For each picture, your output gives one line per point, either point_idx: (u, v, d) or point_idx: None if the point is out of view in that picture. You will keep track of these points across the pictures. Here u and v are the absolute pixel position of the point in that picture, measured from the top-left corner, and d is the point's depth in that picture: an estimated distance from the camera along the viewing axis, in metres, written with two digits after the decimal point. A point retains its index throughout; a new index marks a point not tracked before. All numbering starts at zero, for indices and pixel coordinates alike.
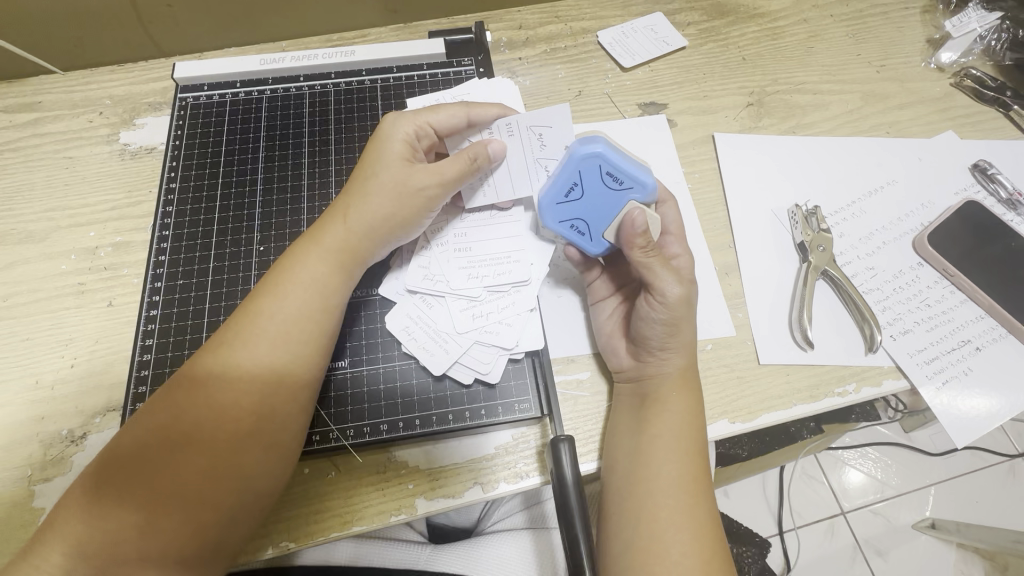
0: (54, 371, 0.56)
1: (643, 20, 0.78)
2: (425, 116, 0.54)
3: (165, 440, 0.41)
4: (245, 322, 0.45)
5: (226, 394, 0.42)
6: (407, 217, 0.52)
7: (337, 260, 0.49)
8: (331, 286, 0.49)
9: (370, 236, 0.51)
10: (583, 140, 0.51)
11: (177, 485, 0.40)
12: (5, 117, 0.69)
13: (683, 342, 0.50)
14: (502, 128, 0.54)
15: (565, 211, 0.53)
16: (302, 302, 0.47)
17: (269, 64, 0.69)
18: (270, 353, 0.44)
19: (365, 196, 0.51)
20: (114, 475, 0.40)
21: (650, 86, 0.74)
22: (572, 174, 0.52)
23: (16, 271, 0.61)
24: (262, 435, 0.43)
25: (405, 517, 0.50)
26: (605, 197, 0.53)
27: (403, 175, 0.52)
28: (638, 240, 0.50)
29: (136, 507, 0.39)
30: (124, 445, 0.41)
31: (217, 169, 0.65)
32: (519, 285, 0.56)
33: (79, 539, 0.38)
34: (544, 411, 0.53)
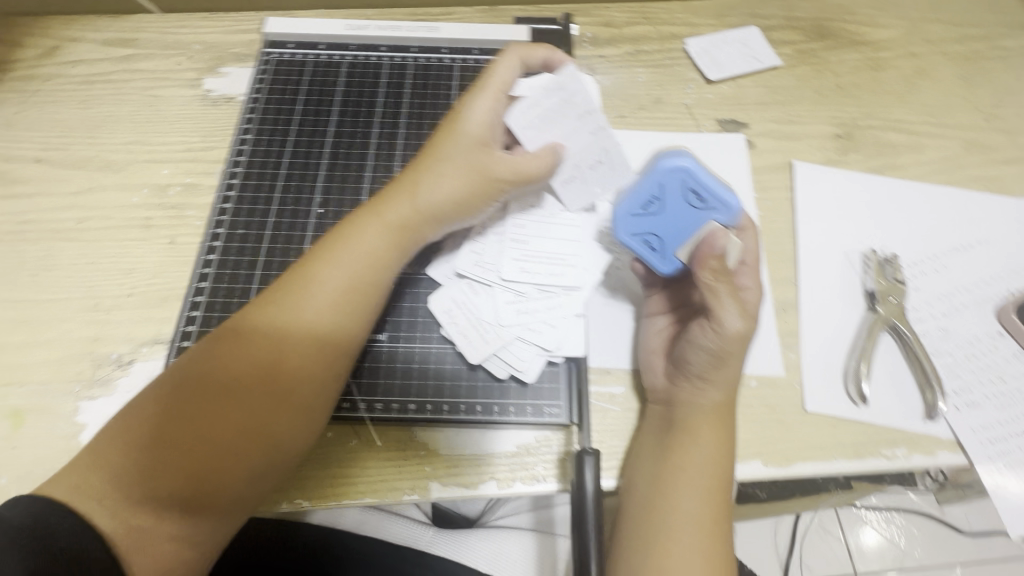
0: (113, 296, 0.59)
1: (737, 33, 0.76)
2: (500, 88, 0.49)
3: (205, 390, 0.41)
4: (297, 284, 0.45)
5: (271, 352, 0.42)
6: (476, 201, 0.48)
7: (394, 235, 0.47)
8: (384, 260, 0.47)
9: (434, 215, 0.48)
10: (670, 154, 0.51)
11: (208, 431, 0.40)
12: (105, 50, 0.74)
13: (727, 378, 0.47)
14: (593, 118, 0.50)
15: (640, 224, 0.51)
16: (354, 272, 0.45)
17: (354, 31, 0.67)
18: (317, 317, 0.44)
19: (434, 173, 0.48)
20: (154, 414, 0.41)
21: (732, 102, 0.72)
22: (654, 185, 0.51)
23: (93, 196, 0.64)
24: (296, 401, 0.42)
25: (417, 498, 0.50)
26: (686, 215, 0.51)
27: (477, 158, 0.48)
28: (712, 261, 0.47)
29: (167, 448, 0.40)
30: (169, 386, 0.42)
31: (289, 130, 0.64)
32: (569, 290, 0.54)
33: (111, 469, 0.39)
34: (573, 420, 0.52)
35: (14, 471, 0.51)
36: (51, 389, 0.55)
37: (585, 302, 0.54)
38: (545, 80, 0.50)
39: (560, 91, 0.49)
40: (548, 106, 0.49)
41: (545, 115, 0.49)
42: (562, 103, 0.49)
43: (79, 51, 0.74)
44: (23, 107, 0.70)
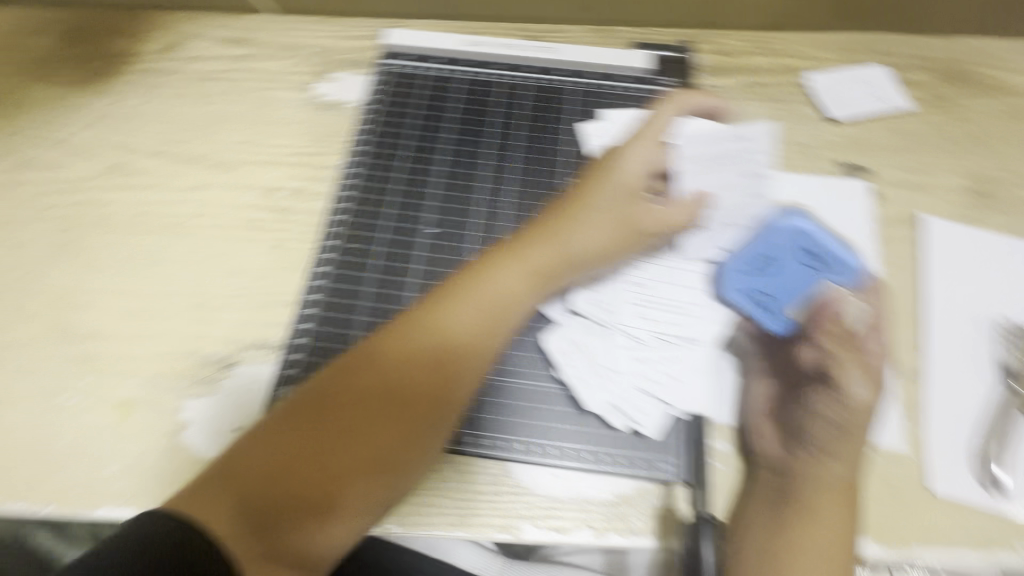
0: (221, 296, 0.60)
1: (864, 71, 0.72)
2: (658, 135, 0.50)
3: (347, 423, 0.41)
4: (442, 322, 0.43)
5: (414, 389, 0.42)
6: (619, 250, 0.49)
7: (539, 278, 0.47)
8: (526, 303, 0.46)
9: (580, 262, 0.48)
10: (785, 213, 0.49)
11: (340, 454, 0.40)
12: (223, 48, 0.76)
13: (851, 453, 0.43)
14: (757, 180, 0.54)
15: (749, 282, 0.50)
16: (499, 314, 0.45)
17: (470, 47, 0.68)
18: (455, 349, 0.43)
19: (584, 219, 0.48)
20: (292, 442, 0.40)
21: (857, 145, 0.68)
22: (764, 245, 0.50)
23: (206, 194, 0.66)
24: (432, 438, 0.43)
25: (508, 536, 0.48)
26: (801, 275, 0.49)
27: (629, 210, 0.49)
28: (829, 325, 0.45)
29: (308, 478, 0.39)
30: (306, 414, 0.41)
31: (404, 141, 0.65)
32: (691, 341, 0.50)
33: (250, 496, 0.39)
34: (689, 478, 0.48)
35: (122, 462, 0.53)
36: (159, 383, 0.56)
37: (710, 356, 0.50)
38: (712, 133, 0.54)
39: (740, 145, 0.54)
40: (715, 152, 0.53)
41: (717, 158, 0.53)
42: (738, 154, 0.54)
43: (197, 48, 0.76)
44: (143, 100, 0.72)
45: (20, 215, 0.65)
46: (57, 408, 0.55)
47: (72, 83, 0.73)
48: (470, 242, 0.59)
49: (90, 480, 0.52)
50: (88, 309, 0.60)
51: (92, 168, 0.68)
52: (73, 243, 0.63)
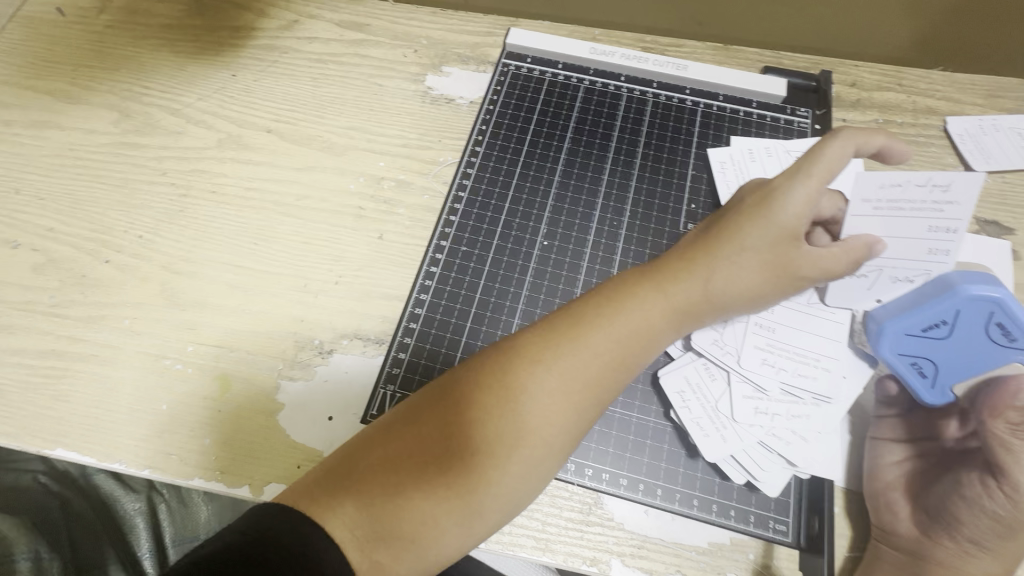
0: (321, 281, 0.60)
1: (1011, 119, 0.66)
2: (830, 173, 0.41)
3: (465, 440, 0.39)
4: (570, 347, 0.41)
5: (535, 416, 0.39)
6: (766, 295, 0.44)
7: (673, 315, 0.43)
8: (657, 338, 0.43)
9: (720, 303, 0.43)
10: (980, 279, 0.41)
11: (458, 467, 0.38)
12: (338, 31, 0.76)
13: (1009, 549, 0.39)
14: (944, 239, 0.43)
15: (913, 345, 0.44)
16: (629, 346, 0.42)
17: (598, 55, 0.66)
18: (584, 374, 0.40)
19: (731, 258, 0.42)
20: (407, 454, 0.38)
21: (998, 199, 0.62)
22: (946, 310, 0.42)
23: (314, 176, 0.66)
24: (545, 467, 0.40)
25: (595, 571, 0.45)
26: (978, 348, 0.43)
27: (784, 254, 0.42)
28: (1011, 414, 0.39)
29: (421, 496, 0.37)
30: (422, 426, 0.39)
31: (521, 146, 0.64)
32: (821, 399, 0.47)
33: (362, 508, 0.36)
34: (801, 541, 0.45)
35: (218, 436, 0.54)
36: (257, 361, 0.57)
37: (842, 418, 0.47)
38: (885, 177, 0.44)
39: (937, 192, 0.43)
40: (888, 203, 0.44)
41: (899, 204, 0.44)
42: (929, 203, 0.43)
43: (314, 29, 0.76)
44: (261, 76, 0.73)
45: (138, 177, 0.67)
46: (162, 372, 0.56)
47: (194, 52, 0.75)
48: (583, 257, 0.57)
49: (188, 448, 0.53)
50: (196, 278, 0.61)
51: (208, 138, 0.69)
52: (186, 211, 0.65)
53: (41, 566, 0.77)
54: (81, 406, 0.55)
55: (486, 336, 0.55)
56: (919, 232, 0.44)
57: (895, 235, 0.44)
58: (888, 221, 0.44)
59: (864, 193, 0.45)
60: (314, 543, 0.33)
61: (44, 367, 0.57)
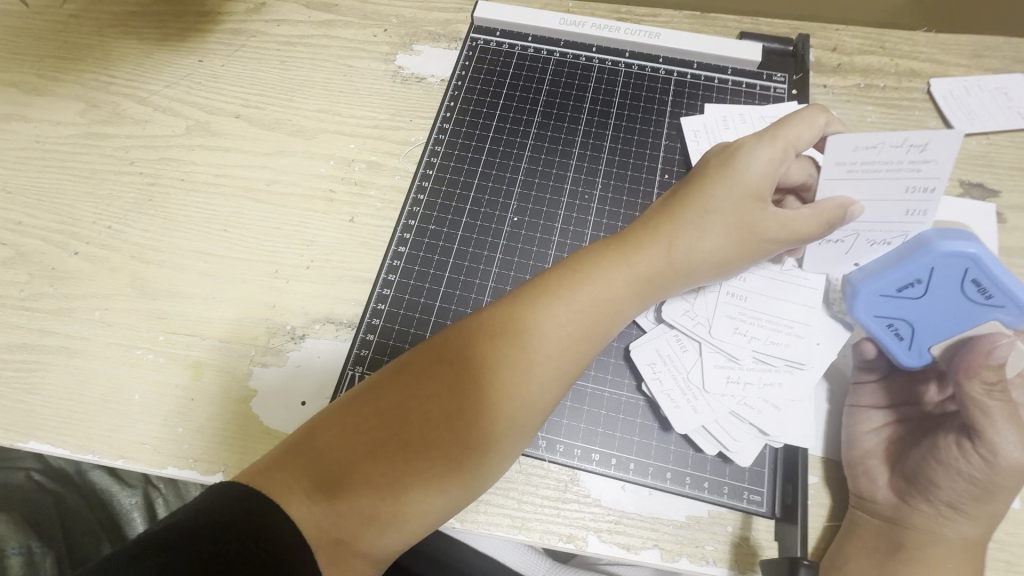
0: (293, 266, 0.59)
1: (996, 79, 0.64)
2: (795, 137, 0.42)
3: (426, 414, 0.38)
4: (535, 317, 0.40)
5: (498, 388, 0.39)
6: (733, 260, 0.43)
7: (640, 282, 0.42)
8: (624, 307, 0.42)
9: (686, 270, 0.43)
10: (955, 235, 0.40)
11: (419, 442, 0.37)
12: (306, 13, 0.74)
13: (987, 512, 0.38)
14: (922, 200, 0.41)
15: (888, 306, 0.43)
16: (595, 316, 0.41)
17: (568, 26, 0.65)
18: (548, 343, 0.40)
19: (696, 222, 0.42)
20: (368, 430, 0.37)
21: (982, 162, 0.61)
22: (919, 268, 0.41)
23: (283, 160, 0.65)
24: (509, 442, 0.39)
25: (572, 548, 0.45)
26: (955, 307, 0.41)
27: (749, 215, 0.42)
28: (986, 372, 0.37)
29: (381, 471, 0.37)
30: (384, 401, 0.38)
31: (490, 122, 0.62)
32: (793, 366, 0.46)
33: (321, 479, 0.36)
34: (775, 511, 0.44)
35: (191, 424, 0.53)
36: (229, 348, 0.56)
37: (814, 385, 0.46)
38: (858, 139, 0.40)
39: (917, 152, 0.40)
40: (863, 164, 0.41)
41: (875, 166, 0.41)
42: (908, 163, 0.40)
43: (282, 11, 0.74)
44: (228, 61, 0.72)
45: (107, 167, 0.66)
46: (134, 361, 0.56)
47: (161, 39, 0.73)
48: (554, 232, 0.56)
49: (161, 437, 0.53)
50: (167, 267, 0.60)
51: (176, 126, 0.68)
52: (155, 200, 0.64)
53: (35, 560, 0.77)
54: (53, 398, 0.55)
55: (455, 313, 0.54)
56: (896, 194, 0.42)
57: (870, 198, 0.42)
58: (863, 184, 0.42)
59: (838, 155, 0.41)
60: (267, 519, 0.33)
61: (16, 360, 0.56)
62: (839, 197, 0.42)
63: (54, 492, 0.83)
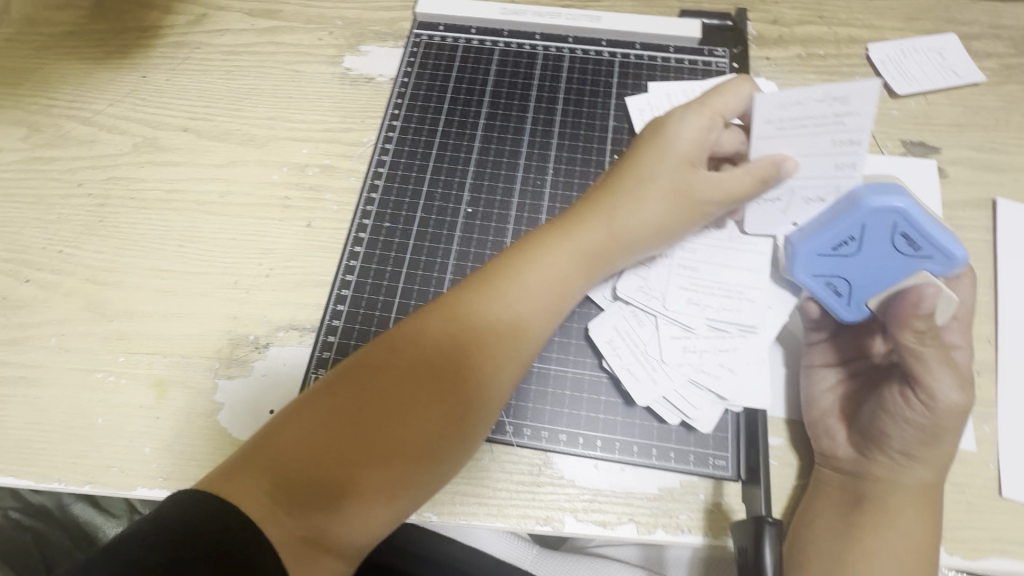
0: (252, 276, 0.59)
1: (930, 41, 0.66)
2: (721, 106, 0.44)
3: (384, 405, 0.38)
4: (486, 298, 0.41)
5: (454, 371, 0.39)
6: (672, 227, 0.45)
7: (586, 257, 0.44)
8: (573, 282, 0.44)
9: (629, 241, 0.45)
10: (882, 189, 0.41)
11: (378, 433, 0.38)
12: (249, 21, 0.73)
13: (936, 454, 0.40)
14: (849, 151, 0.43)
15: (824, 264, 0.44)
16: (545, 293, 0.42)
17: (509, 16, 0.65)
18: (500, 322, 0.41)
19: (633, 193, 0.45)
20: (325, 426, 0.37)
21: (922, 121, 0.63)
22: (851, 225, 0.42)
23: (235, 171, 0.64)
24: (470, 426, 0.40)
25: (550, 530, 0.45)
26: (887, 260, 0.43)
27: (683, 180, 0.45)
28: (917, 323, 0.38)
29: (341, 466, 0.36)
30: (341, 397, 0.38)
31: (439, 116, 0.63)
32: (746, 330, 0.47)
33: (280, 479, 0.36)
34: (741, 474, 0.45)
35: (158, 443, 0.52)
36: (193, 364, 0.55)
37: (767, 347, 0.47)
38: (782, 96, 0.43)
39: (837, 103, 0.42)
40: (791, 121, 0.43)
41: (801, 121, 0.43)
42: (830, 115, 0.42)
43: (225, 21, 0.74)
44: (172, 75, 0.70)
45: (54, 191, 0.64)
46: (94, 386, 0.55)
47: (101, 58, 0.72)
48: (508, 220, 0.57)
49: (128, 459, 0.52)
50: (123, 287, 0.59)
51: (122, 144, 0.67)
52: (106, 221, 0.62)
53: None
54: (13, 430, 0.53)
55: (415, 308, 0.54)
56: (824, 148, 0.43)
57: (801, 154, 0.44)
58: (793, 140, 0.44)
59: (765, 112, 0.43)
60: (225, 521, 0.33)
61: None
62: (772, 154, 0.44)
63: (34, 529, 0.82)
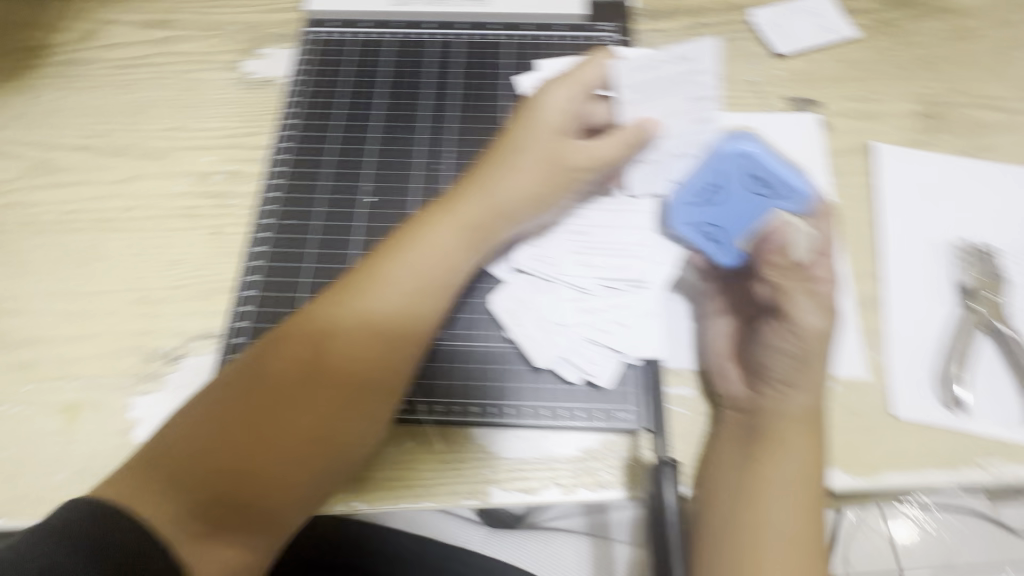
0: (160, 289, 0.58)
1: (809, 2, 0.70)
2: (581, 79, 0.49)
3: (275, 393, 0.39)
4: (372, 280, 0.42)
5: (344, 352, 0.40)
6: (549, 193, 0.48)
7: (469, 230, 0.46)
8: (460, 256, 0.45)
9: (510, 211, 0.47)
10: (731, 139, 0.46)
11: (271, 422, 0.38)
12: (140, 33, 0.71)
13: (814, 382, 0.43)
14: (702, 108, 0.48)
15: (697, 213, 0.48)
16: (431, 268, 0.44)
17: (399, 6, 0.66)
18: (387, 301, 0.42)
19: (510, 165, 0.48)
20: (219, 421, 0.38)
21: (805, 78, 0.66)
22: (711, 174, 0.47)
23: (137, 185, 0.63)
24: (367, 405, 0.40)
25: (477, 503, 0.46)
26: (749, 204, 0.46)
27: (555, 148, 0.48)
28: (778, 257, 0.43)
29: (237, 458, 0.37)
30: (233, 391, 0.39)
31: (336, 111, 0.63)
32: (636, 285, 0.49)
33: (176, 476, 0.37)
34: (646, 424, 0.47)
35: (72, 468, 0.51)
36: (104, 384, 0.54)
37: (657, 300, 0.49)
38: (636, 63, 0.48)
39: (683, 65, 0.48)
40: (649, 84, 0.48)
41: (657, 83, 0.48)
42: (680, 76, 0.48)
43: (115, 34, 0.71)
44: (63, 93, 0.68)
45: None
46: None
47: None
48: (409, 206, 0.58)
49: (40, 488, 0.50)
50: (24, 315, 0.57)
51: (14, 169, 0.64)
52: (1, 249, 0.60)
53: None
54: None
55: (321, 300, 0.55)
56: (682, 105, 0.48)
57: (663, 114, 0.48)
58: (654, 101, 0.48)
59: (625, 78, 0.48)
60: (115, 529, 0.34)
61: None
62: (637, 117, 0.48)
63: None
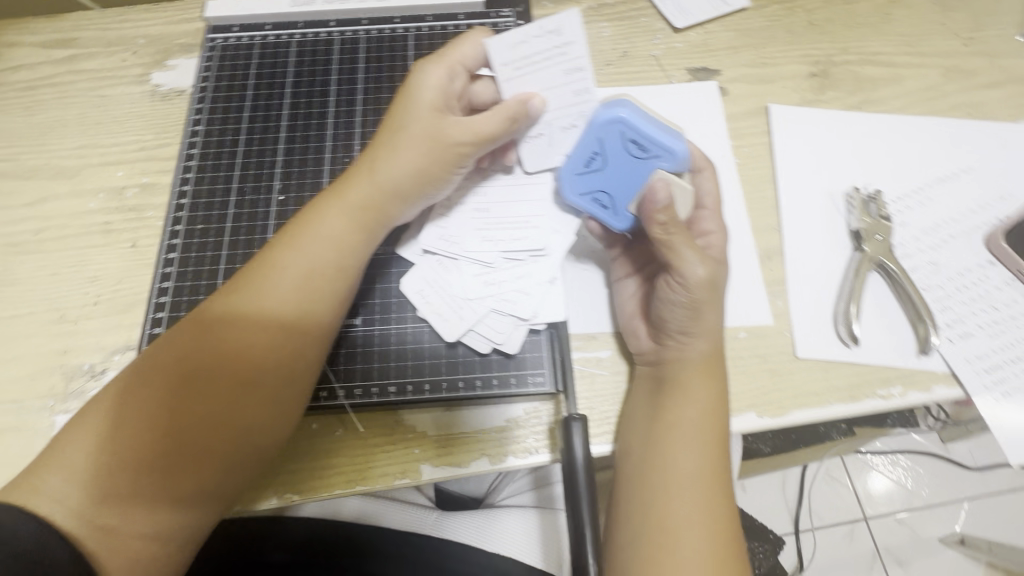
0: (78, 306, 0.57)
1: None
2: (454, 55, 0.49)
3: (175, 385, 0.42)
4: (262, 272, 0.45)
5: (239, 341, 0.43)
6: (433, 170, 0.48)
7: (355, 216, 0.47)
8: (347, 241, 0.47)
9: (394, 192, 0.48)
10: (606, 106, 0.48)
11: (176, 410, 0.42)
12: (44, 53, 0.70)
13: (707, 327, 0.45)
14: (580, 78, 0.49)
15: (586, 182, 0.50)
16: (318, 256, 0.46)
17: (301, 7, 0.67)
18: (275, 292, 0.44)
19: (391, 147, 0.48)
20: (127, 414, 0.41)
21: (703, 48, 0.69)
22: (592, 142, 0.49)
23: (49, 206, 0.62)
24: (263, 390, 0.43)
25: (409, 482, 0.47)
26: (630, 167, 0.48)
27: (433, 126, 0.48)
28: (658, 215, 0.44)
29: (144, 446, 0.40)
30: (138, 386, 0.42)
31: (242, 114, 0.64)
32: (536, 254, 0.52)
33: (85, 468, 0.40)
34: (558, 386, 0.49)
35: None
36: (26, 407, 0.53)
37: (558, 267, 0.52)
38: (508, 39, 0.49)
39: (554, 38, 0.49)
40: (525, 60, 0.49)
41: (532, 58, 0.49)
42: (553, 49, 0.49)
43: (18, 57, 0.70)
44: None
45: None
46: None
47: None
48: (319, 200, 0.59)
49: None
50: None
51: None
52: None
53: None
54: None
55: None
56: (560, 78, 0.50)
57: (543, 89, 0.50)
58: (533, 77, 0.49)
59: (501, 57, 0.49)
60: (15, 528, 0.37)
61: None
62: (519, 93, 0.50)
63: None
